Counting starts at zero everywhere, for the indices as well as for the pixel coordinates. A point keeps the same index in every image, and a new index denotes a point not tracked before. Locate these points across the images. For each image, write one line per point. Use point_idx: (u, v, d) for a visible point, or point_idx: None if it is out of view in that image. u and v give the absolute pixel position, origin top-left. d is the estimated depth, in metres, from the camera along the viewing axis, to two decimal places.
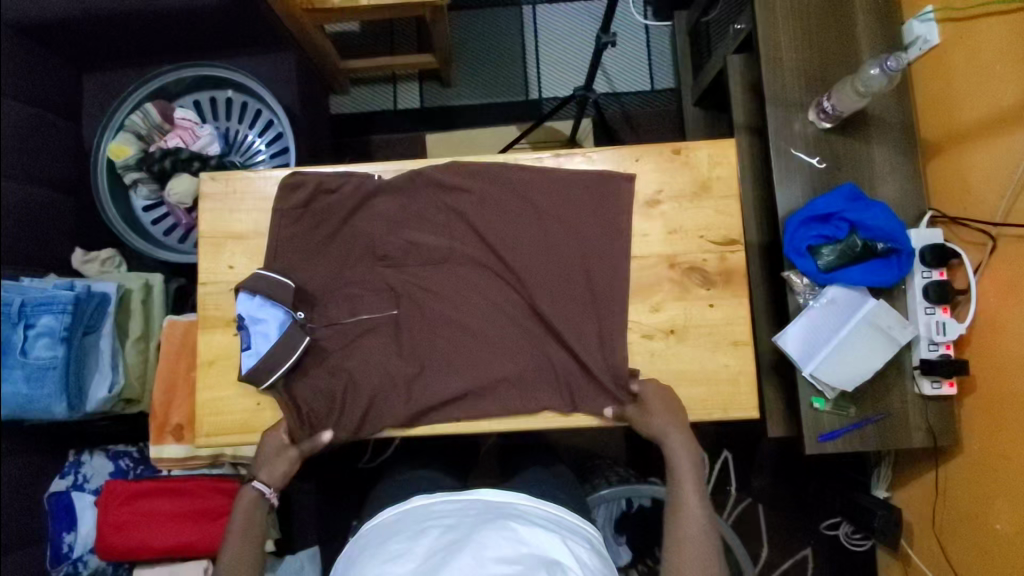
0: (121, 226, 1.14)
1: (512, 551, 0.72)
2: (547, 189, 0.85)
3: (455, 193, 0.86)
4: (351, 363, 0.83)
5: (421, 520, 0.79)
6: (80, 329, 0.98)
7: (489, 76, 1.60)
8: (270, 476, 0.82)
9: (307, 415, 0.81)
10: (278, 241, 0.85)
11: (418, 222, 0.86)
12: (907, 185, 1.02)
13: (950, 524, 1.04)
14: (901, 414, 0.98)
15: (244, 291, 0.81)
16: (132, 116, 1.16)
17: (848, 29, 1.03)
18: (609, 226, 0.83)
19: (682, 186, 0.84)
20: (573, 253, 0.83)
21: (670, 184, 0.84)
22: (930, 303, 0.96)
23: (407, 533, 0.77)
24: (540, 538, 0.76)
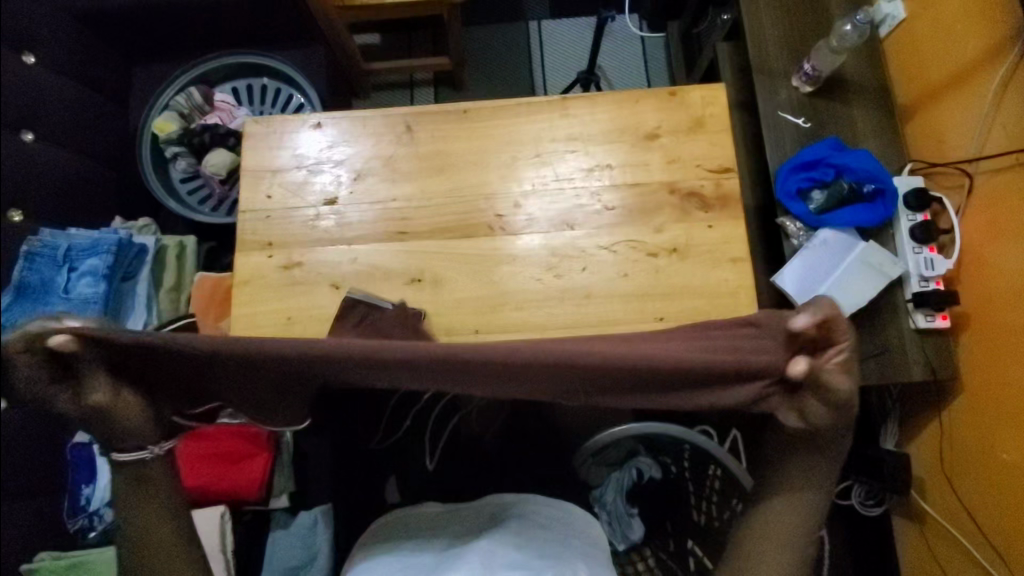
0: (159, 192, 1.23)
1: (521, 556, 0.71)
2: (558, 126, 0.93)
3: (473, 130, 0.94)
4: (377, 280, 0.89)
5: (442, 527, 0.81)
6: (120, 273, 1.06)
7: (498, 81, 1.75)
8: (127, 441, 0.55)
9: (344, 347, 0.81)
10: (312, 173, 0.93)
11: (440, 157, 0.93)
12: (887, 140, 1.10)
13: (959, 467, 1.06)
14: (899, 349, 1.02)
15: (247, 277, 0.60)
16: (177, 97, 1.29)
17: (824, 8, 1.15)
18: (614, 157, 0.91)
19: (678, 122, 0.92)
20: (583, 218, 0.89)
21: (669, 121, 0.93)
22: (917, 243, 1.02)
23: (417, 540, 0.78)
24: (542, 537, 0.76)
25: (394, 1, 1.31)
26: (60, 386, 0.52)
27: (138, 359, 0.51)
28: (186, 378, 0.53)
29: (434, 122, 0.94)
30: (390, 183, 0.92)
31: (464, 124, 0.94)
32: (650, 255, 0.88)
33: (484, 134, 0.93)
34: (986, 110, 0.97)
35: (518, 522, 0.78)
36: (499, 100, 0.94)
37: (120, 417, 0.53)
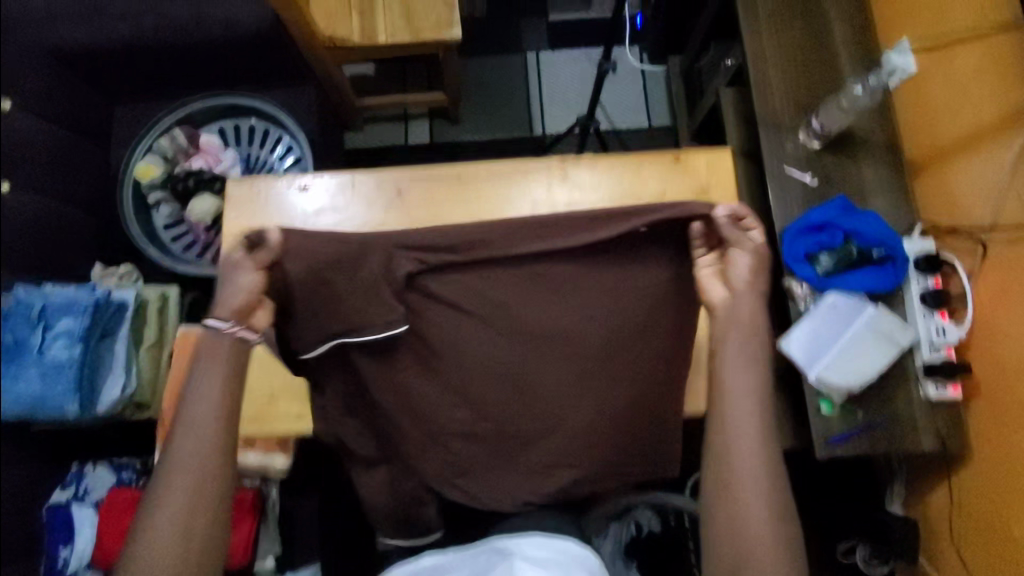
0: (141, 240, 1.18)
1: None
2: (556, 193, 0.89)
3: (469, 195, 0.89)
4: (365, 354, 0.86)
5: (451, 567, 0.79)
6: (97, 332, 0.98)
7: (495, 113, 1.70)
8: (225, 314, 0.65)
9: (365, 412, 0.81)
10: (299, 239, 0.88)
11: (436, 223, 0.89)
12: (897, 199, 1.07)
13: (969, 536, 1.03)
14: (908, 418, 0.98)
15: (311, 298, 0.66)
16: (160, 140, 1.23)
17: (833, 60, 1.12)
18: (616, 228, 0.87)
19: (684, 190, 0.89)
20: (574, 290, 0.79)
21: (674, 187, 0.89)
22: (928, 309, 0.98)
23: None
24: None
25: (387, 42, 1.29)
26: (247, 263, 0.63)
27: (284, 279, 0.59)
28: (305, 297, 0.60)
29: (427, 184, 0.90)
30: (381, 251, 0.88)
31: (459, 187, 0.90)
32: None
33: (482, 201, 0.89)
34: (1001, 177, 0.93)
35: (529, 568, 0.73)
36: (496, 164, 0.90)
37: (241, 287, 0.63)
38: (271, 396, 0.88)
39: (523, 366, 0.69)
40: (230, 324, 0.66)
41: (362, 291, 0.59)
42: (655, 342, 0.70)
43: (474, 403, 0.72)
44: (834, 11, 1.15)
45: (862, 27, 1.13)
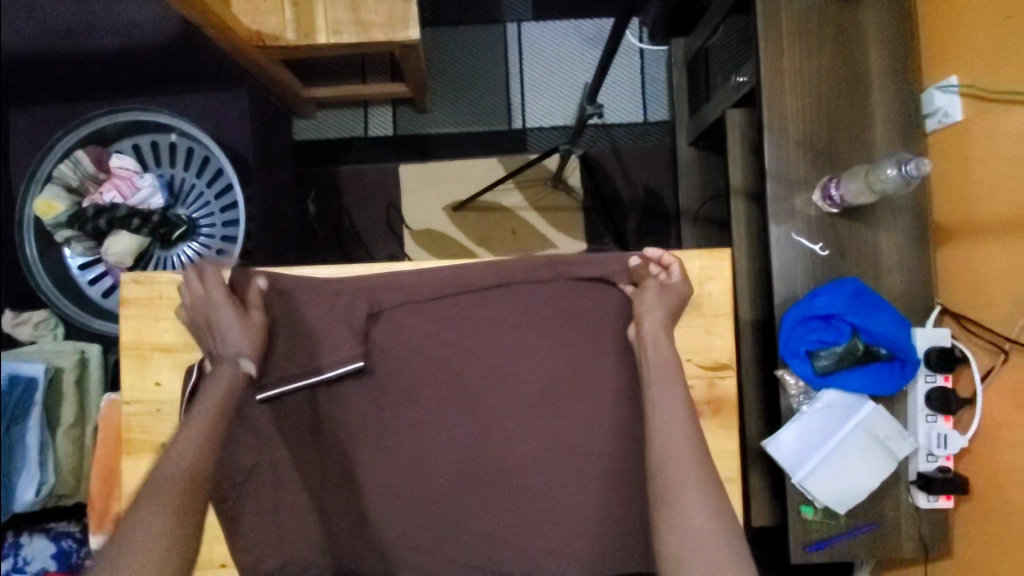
0: (50, 292, 1.05)
1: None
2: None
3: (421, 297, 0.78)
4: (301, 477, 0.78)
5: None
6: (3, 423, 0.87)
7: (468, 102, 1.47)
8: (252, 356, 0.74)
9: (304, 478, 0.78)
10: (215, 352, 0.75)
11: (386, 334, 0.79)
12: (914, 276, 0.94)
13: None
14: (893, 524, 0.92)
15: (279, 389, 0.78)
16: (60, 165, 1.04)
17: (861, 100, 0.93)
18: (585, 355, 0.79)
19: (669, 302, 0.75)
20: (512, 341, 0.80)
21: (660, 298, 0.75)
22: (932, 411, 0.90)
23: None
24: None
25: (328, 41, 1.06)
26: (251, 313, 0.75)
27: (276, 306, 0.78)
28: (297, 315, 0.77)
29: (373, 289, 0.78)
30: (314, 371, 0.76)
31: (415, 293, 0.78)
32: (620, 468, 0.78)
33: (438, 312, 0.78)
34: None
35: None
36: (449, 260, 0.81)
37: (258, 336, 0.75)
38: None
39: (467, 438, 0.79)
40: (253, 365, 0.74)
41: (335, 322, 0.77)
42: (592, 384, 0.79)
43: (427, 461, 0.79)
44: (872, 35, 0.94)
45: (902, 59, 0.94)
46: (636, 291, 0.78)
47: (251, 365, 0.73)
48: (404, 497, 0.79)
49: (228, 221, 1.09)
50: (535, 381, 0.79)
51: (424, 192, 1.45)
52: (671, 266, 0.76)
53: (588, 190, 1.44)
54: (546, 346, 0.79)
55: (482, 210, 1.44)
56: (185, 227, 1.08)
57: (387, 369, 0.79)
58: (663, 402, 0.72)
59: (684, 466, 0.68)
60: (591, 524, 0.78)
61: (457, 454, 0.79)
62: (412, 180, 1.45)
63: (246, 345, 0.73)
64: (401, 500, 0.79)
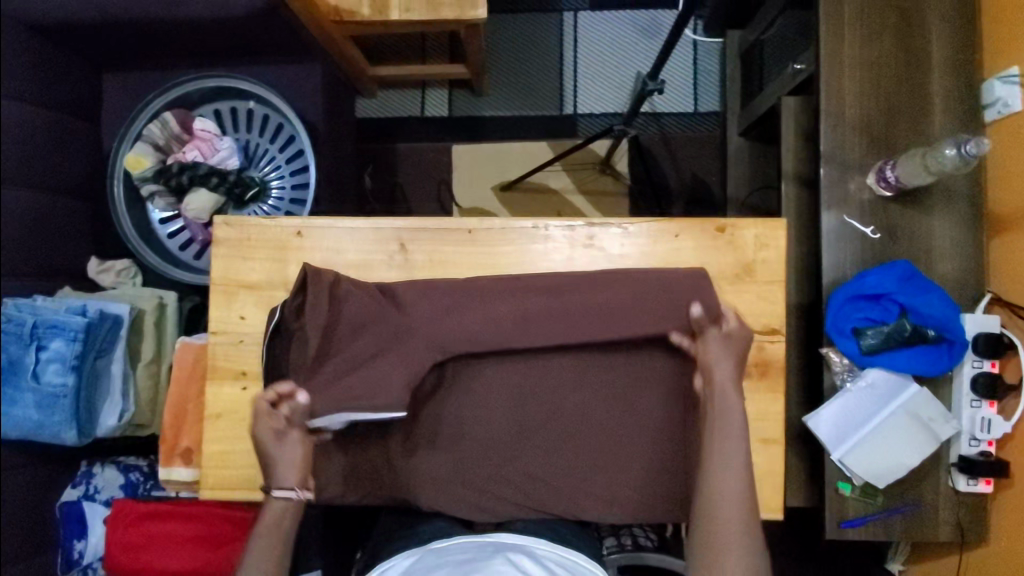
0: (136, 241, 1.12)
1: None
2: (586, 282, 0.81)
3: (489, 291, 0.80)
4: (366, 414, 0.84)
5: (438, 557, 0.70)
6: (92, 355, 0.96)
7: (522, 86, 1.52)
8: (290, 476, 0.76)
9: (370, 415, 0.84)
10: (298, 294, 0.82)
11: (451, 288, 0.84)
12: (965, 263, 0.95)
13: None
14: (931, 506, 0.94)
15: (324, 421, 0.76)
16: (151, 126, 1.13)
17: (919, 88, 0.95)
18: None
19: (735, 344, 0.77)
20: None
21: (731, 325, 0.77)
22: (977, 396, 0.91)
23: (426, 566, 0.68)
24: None
25: (400, 19, 1.13)
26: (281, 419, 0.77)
27: None
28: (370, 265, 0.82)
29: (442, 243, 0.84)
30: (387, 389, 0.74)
31: None
32: (666, 423, 0.82)
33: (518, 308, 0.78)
34: None
35: (522, 556, 0.68)
36: (514, 221, 0.85)
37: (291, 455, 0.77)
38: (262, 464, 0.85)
39: (518, 389, 0.83)
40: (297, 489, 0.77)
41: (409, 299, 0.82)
42: (643, 342, 0.83)
43: (482, 410, 0.83)
44: (934, 25, 0.95)
45: (963, 50, 0.95)
46: (696, 342, 0.78)
47: (289, 490, 0.76)
48: (458, 441, 0.83)
49: (298, 185, 1.15)
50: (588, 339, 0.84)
51: (476, 171, 1.50)
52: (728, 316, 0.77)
53: (635, 176, 1.48)
54: (602, 306, 0.82)
55: (530, 191, 1.48)
56: (258, 188, 1.15)
57: None
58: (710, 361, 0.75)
59: None
60: (637, 476, 0.82)
61: (510, 404, 0.83)
62: (465, 158, 1.50)
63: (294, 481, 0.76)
64: (454, 445, 0.83)
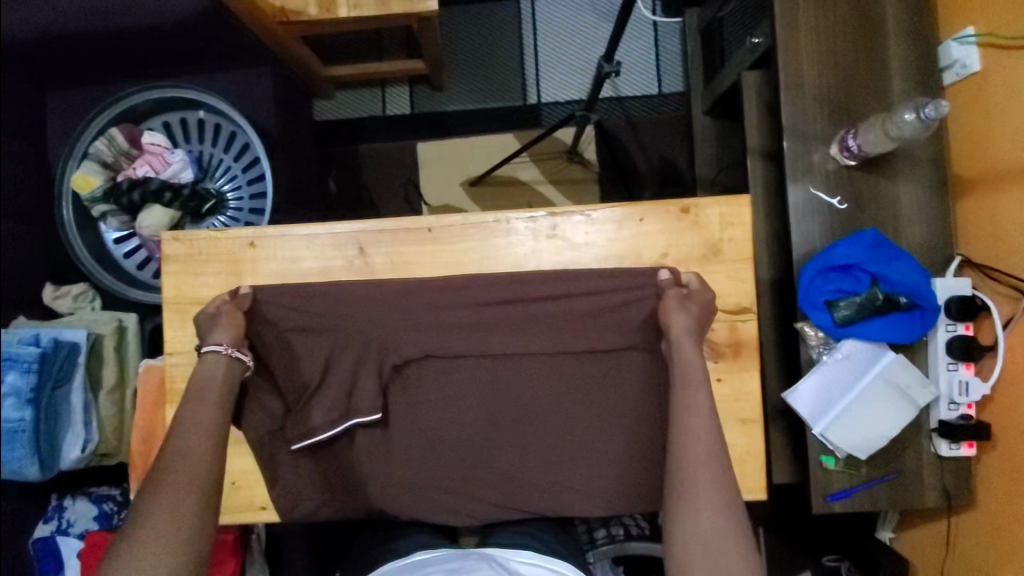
0: (89, 264, 1.08)
1: None
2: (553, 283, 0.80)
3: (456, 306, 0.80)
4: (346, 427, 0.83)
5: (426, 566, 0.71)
6: (48, 386, 0.92)
7: (481, 78, 1.49)
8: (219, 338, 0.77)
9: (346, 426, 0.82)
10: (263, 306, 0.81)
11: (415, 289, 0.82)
12: (933, 227, 0.94)
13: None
14: (915, 473, 0.94)
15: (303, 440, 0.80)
16: (96, 143, 1.09)
17: (877, 53, 0.94)
18: None
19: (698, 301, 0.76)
20: None
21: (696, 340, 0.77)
22: (953, 359, 0.91)
23: None
24: None
25: (350, 16, 1.08)
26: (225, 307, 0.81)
27: None
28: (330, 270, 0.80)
29: None
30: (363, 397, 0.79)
31: None
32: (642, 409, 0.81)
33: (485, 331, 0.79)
34: None
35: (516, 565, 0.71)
36: (475, 216, 0.83)
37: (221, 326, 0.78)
38: (233, 485, 0.84)
39: (492, 388, 0.81)
40: (227, 348, 0.77)
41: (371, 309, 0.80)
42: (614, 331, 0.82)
43: (456, 411, 0.81)
44: None
45: (917, 13, 0.94)
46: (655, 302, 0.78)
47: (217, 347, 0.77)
48: (433, 445, 0.82)
49: (255, 193, 1.11)
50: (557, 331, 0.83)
51: (442, 167, 1.47)
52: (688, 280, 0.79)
53: (603, 162, 1.46)
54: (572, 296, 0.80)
55: (498, 184, 1.46)
56: (213, 201, 1.11)
57: None
58: (682, 348, 0.75)
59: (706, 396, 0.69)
60: (619, 466, 0.81)
61: (484, 404, 0.81)
62: (430, 155, 1.47)
63: (223, 335, 0.77)
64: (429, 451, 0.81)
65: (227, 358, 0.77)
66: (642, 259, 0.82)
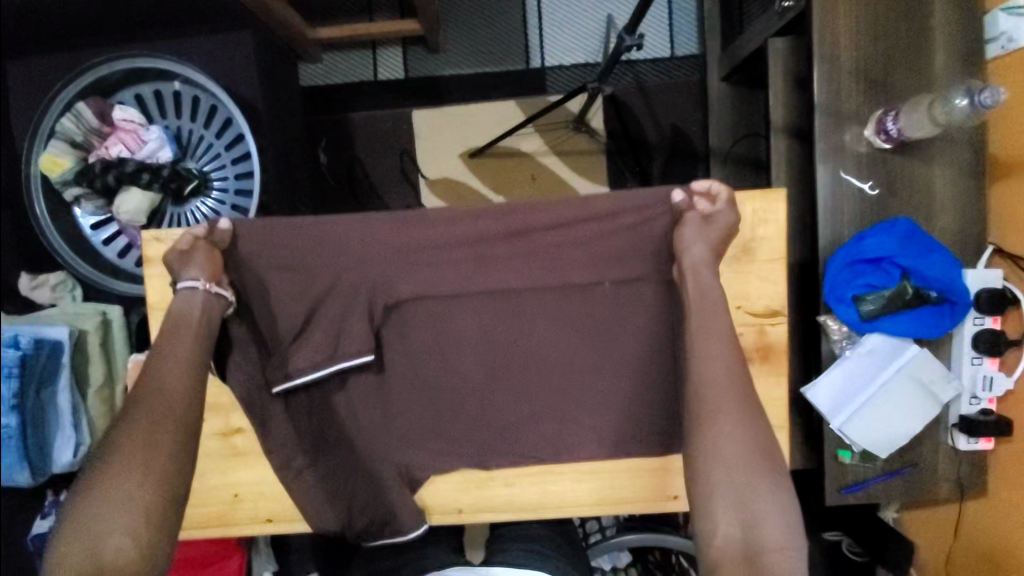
0: (66, 254, 1.01)
1: None
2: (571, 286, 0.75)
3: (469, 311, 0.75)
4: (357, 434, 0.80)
5: None
6: (32, 389, 0.88)
7: (480, 37, 1.36)
8: (193, 271, 0.72)
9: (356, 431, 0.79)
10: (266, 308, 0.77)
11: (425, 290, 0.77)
12: (967, 215, 0.90)
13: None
14: (930, 465, 0.93)
15: (284, 380, 0.75)
16: (63, 120, 0.99)
17: (921, 23, 0.86)
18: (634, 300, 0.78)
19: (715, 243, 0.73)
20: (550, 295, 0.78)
21: None
22: (978, 353, 0.88)
23: None
24: None
25: None
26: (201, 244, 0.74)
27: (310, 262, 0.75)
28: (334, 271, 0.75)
29: (412, 245, 0.75)
30: (353, 337, 0.75)
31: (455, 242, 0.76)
32: (664, 413, 0.79)
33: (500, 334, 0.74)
34: None
35: None
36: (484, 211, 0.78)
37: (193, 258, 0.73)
38: (235, 497, 0.82)
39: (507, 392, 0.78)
40: (204, 283, 0.72)
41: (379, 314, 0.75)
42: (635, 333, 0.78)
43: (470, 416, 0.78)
44: None
45: None
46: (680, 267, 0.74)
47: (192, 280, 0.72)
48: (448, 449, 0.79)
49: (242, 174, 1.03)
50: (576, 333, 0.79)
51: (438, 138, 1.38)
52: (718, 194, 0.73)
53: (611, 131, 1.37)
54: None
55: (500, 156, 1.37)
56: (197, 182, 1.02)
57: (423, 322, 0.79)
58: None
59: (734, 412, 0.66)
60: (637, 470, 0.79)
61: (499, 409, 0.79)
62: (428, 124, 1.38)
63: (200, 271, 0.72)
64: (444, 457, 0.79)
65: (205, 294, 0.72)
66: (665, 257, 0.77)
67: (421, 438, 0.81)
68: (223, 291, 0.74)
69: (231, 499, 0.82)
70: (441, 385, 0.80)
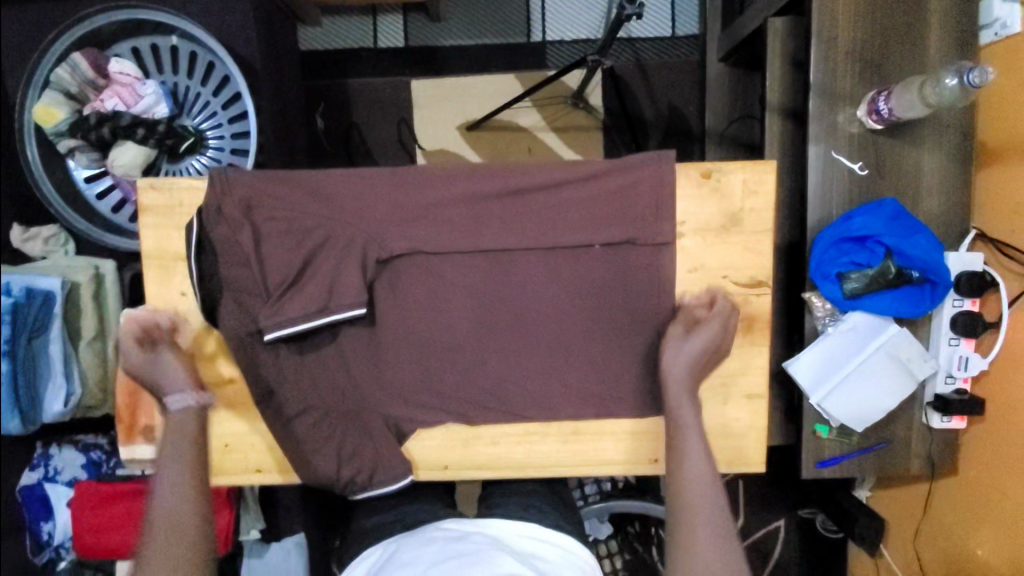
0: (58, 204, 1.00)
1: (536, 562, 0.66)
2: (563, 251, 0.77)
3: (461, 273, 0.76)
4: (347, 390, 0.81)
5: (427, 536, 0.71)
6: (24, 337, 0.89)
7: (482, 8, 1.37)
8: (173, 389, 0.75)
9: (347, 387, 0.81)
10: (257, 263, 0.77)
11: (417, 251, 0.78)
12: (952, 199, 0.91)
13: (932, 559, 1.00)
14: (904, 442, 0.96)
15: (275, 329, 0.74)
16: (58, 69, 0.97)
17: (917, 7, 0.87)
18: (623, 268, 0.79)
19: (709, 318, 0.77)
20: (542, 261, 0.79)
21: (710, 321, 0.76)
22: (955, 334, 0.90)
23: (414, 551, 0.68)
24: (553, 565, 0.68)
25: None
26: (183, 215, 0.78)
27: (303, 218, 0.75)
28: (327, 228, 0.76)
29: (406, 204, 0.76)
30: (349, 285, 0.75)
31: (449, 204, 0.77)
32: (649, 378, 0.81)
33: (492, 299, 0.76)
34: None
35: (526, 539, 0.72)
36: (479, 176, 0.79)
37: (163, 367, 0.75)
38: (225, 448, 0.83)
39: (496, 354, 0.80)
40: (190, 396, 0.76)
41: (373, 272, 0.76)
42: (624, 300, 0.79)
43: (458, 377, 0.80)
44: None
45: None
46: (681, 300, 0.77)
47: (178, 400, 0.75)
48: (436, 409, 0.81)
49: (237, 132, 1.03)
50: (566, 297, 0.80)
51: (435, 109, 1.37)
52: (716, 303, 0.77)
53: (610, 108, 1.37)
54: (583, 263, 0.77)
55: (497, 129, 1.37)
56: (192, 139, 1.02)
57: (416, 282, 0.80)
58: None
59: None
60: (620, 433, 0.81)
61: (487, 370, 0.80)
62: (426, 93, 1.37)
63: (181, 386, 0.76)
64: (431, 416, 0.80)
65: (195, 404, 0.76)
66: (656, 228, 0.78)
67: (410, 397, 0.83)
68: (207, 398, 0.77)
69: (221, 449, 0.83)
70: (432, 346, 0.81)
